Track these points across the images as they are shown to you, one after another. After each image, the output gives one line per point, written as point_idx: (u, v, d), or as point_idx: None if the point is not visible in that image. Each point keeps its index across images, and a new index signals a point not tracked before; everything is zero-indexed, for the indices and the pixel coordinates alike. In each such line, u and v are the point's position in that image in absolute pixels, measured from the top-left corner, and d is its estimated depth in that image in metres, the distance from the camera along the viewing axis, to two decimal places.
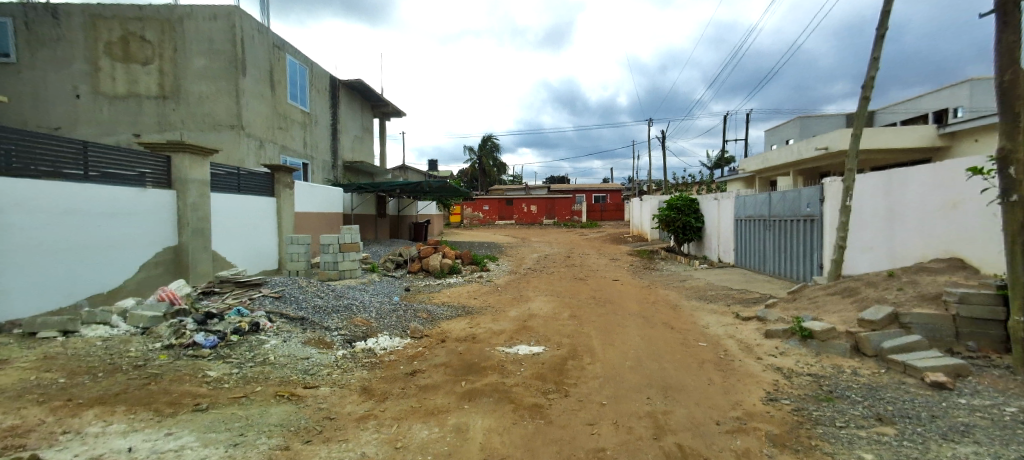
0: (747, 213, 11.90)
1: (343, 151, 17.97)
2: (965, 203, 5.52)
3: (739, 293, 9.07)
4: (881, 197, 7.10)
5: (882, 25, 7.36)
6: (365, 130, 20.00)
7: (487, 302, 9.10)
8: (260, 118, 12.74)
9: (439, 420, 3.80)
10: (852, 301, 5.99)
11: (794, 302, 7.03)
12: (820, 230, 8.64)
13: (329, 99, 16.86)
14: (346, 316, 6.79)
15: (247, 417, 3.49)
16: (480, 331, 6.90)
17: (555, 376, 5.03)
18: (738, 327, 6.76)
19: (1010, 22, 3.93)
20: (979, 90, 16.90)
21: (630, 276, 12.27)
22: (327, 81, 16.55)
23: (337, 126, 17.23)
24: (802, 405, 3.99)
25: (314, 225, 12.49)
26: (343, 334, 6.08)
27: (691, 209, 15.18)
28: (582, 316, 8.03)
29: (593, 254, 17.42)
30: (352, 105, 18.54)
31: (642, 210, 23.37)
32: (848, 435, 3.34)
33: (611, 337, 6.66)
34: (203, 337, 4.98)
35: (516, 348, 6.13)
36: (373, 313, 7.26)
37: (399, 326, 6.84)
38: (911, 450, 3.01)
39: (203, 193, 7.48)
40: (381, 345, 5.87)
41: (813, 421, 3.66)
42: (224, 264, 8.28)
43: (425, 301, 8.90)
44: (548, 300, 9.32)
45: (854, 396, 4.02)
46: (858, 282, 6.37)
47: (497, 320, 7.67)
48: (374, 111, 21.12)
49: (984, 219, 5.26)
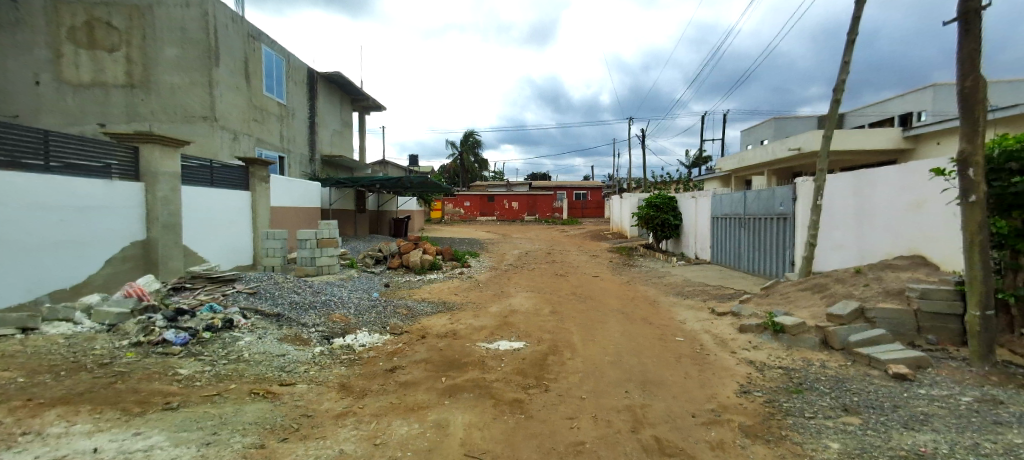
0: (724, 212, 12.17)
1: (321, 145, 17.61)
2: (928, 203, 5.76)
3: (715, 289, 9.28)
4: (851, 197, 7.35)
5: (853, 30, 7.61)
6: (344, 124, 19.64)
7: (468, 298, 9.07)
8: (234, 109, 12.36)
9: (420, 416, 3.78)
10: (821, 297, 6.20)
11: (767, 298, 7.24)
12: (792, 229, 8.91)
13: (307, 92, 16.49)
14: (323, 313, 6.68)
15: (220, 415, 3.41)
16: (460, 328, 6.88)
17: (536, 372, 5.06)
18: (714, 322, 6.92)
19: (971, 30, 4.11)
20: (942, 95, 17.64)
21: (610, 273, 12.43)
22: (304, 73, 16.17)
23: (315, 119, 16.87)
24: (774, 397, 4.12)
25: (291, 220, 12.22)
26: (321, 330, 5.98)
27: (670, 207, 15.44)
28: (563, 311, 8.09)
29: (573, 250, 17.56)
30: (331, 98, 18.18)
31: (622, 208, 23.66)
32: (817, 425, 3.47)
33: (590, 333, 6.74)
34: (173, 334, 4.83)
35: (496, 344, 6.13)
36: (352, 309, 7.16)
37: (378, 322, 6.76)
38: (875, 438, 3.14)
39: (174, 185, 7.23)
40: (360, 342, 5.80)
41: (784, 412, 3.79)
42: (196, 259, 8.03)
43: (405, 297, 8.82)
44: (529, 296, 9.36)
45: (821, 388, 4.17)
46: (827, 278, 6.59)
47: (478, 316, 7.65)
48: (354, 105, 20.76)
49: (945, 218, 5.51)
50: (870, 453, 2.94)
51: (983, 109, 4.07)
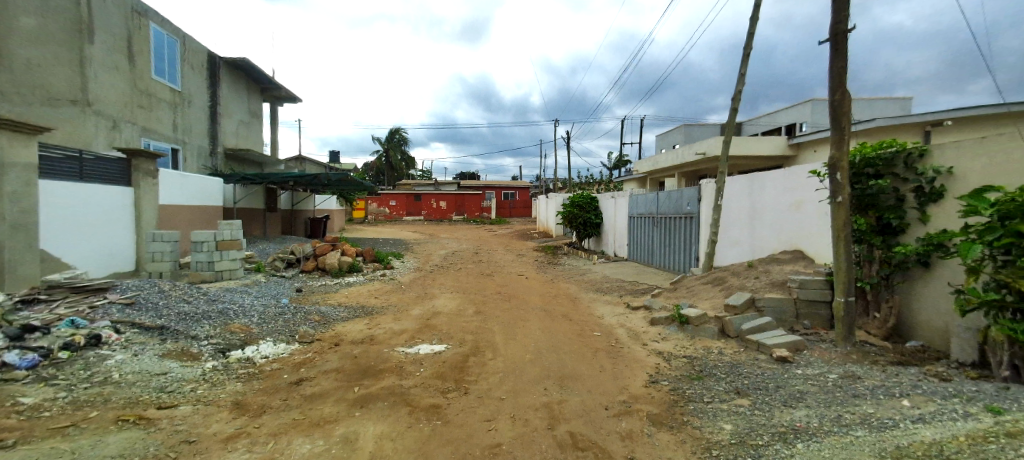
0: (639, 211, 12.90)
1: (225, 137, 15.98)
2: (806, 202, 6.50)
3: (630, 284, 9.79)
4: (745, 197, 8.11)
5: (748, 46, 8.40)
6: (253, 115, 18.01)
7: (389, 301, 8.70)
8: (111, 94, 10.75)
9: (326, 431, 3.50)
10: (720, 289, 6.78)
11: (675, 292, 7.75)
12: (697, 227, 9.65)
13: (207, 78, 14.86)
14: (220, 323, 6.01)
15: (72, 451, 2.89)
16: (379, 333, 6.55)
17: (456, 375, 4.95)
18: (628, 316, 7.28)
19: (841, 50, 4.67)
20: (819, 109, 20.19)
21: (535, 271, 12.63)
22: (204, 57, 14.57)
23: (218, 109, 15.28)
24: (678, 385, 4.39)
25: (186, 220, 10.93)
26: (215, 343, 5.37)
27: (591, 206, 16.10)
28: (486, 312, 8.04)
29: (500, 250, 17.62)
30: (236, 86, 16.56)
31: (548, 208, 24.25)
32: (713, 409, 3.73)
33: (513, 332, 6.76)
34: (17, 356, 4.03)
35: (416, 348, 5.92)
36: (255, 318, 6.53)
37: (285, 331, 6.23)
38: (760, 417, 3.45)
39: (26, 179, 6.10)
40: (262, 353, 5.29)
41: (686, 398, 4.04)
42: (57, 266, 6.85)
43: (319, 303, 8.25)
44: (453, 297, 9.20)
45: (719, 374, 4.52)
46: (726, 272, 7.21)
47: (398, 320, 7.37)
48: (265, 95, 19.14)
49: (818, 216, 6.25)
50: (755, 432, 3.21)
51: (848, 122, 4.65)
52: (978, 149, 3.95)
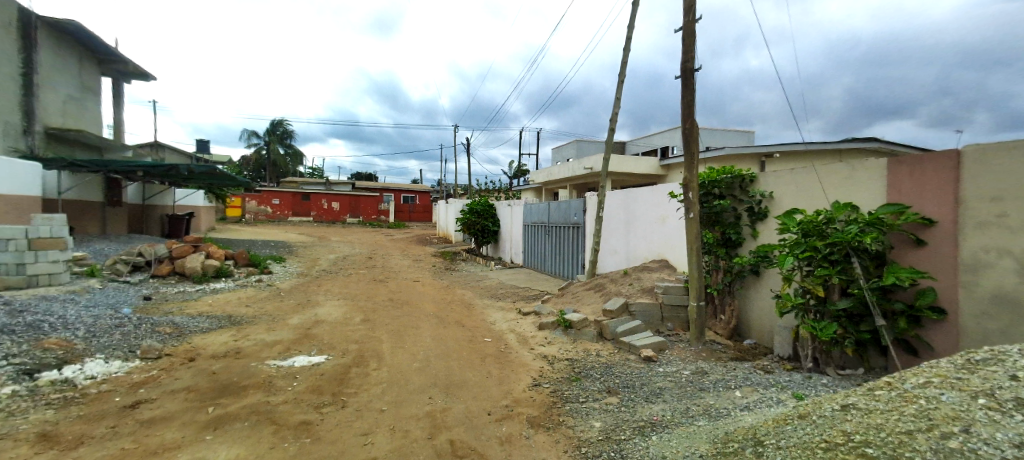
0: (533, 220, 11.62)
1: (49, 115, 11.46)
2: (669, 217, 6.26)
3: (523, 289, 9.12)
4: (622, 210, 7.59)
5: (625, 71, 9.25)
6: (87, 90, 12.93)
7: (263, 310, 7.01)
8: None
9: None
10: (600, 295, 6.46)
11: (562, 297, 7.31)
12: (583, 237, 8.93)
13: (18, 38, 10.57)
14: (26, 340, 4.44)
15: None
16: (246, 345, 5.16)
17: (333, 388, 3.94)
18: (519, 321, 6.56)
19: None
20: None
21: (432, 276, 11.13)
22: (14, 9, 10.42)
23: (36, 78, 10.93)
24: (558, 387, 3.98)
25: None
26: (19, 364, 3.90)
27: (490, 213, 14.30)
28: (376, 319, 6.68)
29: (396, 253, 15.54)
30: (64, 51, 11.96)
31: (447, 214, 22.07)
32: (587, 408, 3.45)
33: (402, 339, 5.66)
34: None
35: (291, 360, 4.70)
36: (80, 332, 4.93)
37: (123, 347, 4.73)
38: (640, 436, 2.83)
39: None
40: (87, 374, 3.93)
41: (564, 399, 3.69)
42: None
43: (173, 314, 6.45)
44: (340, 304, 7.61)
45: (590, 366, 4.42)
46: (606, 278, 6.91)
47: (271, 330, 5.88)
48: (103, 67, 13.90)
49: (679, 232, 6.04)
50: (624, 453, 2.63)
51: (697, 148, 4.57)
52: (791, 179, 4.35)
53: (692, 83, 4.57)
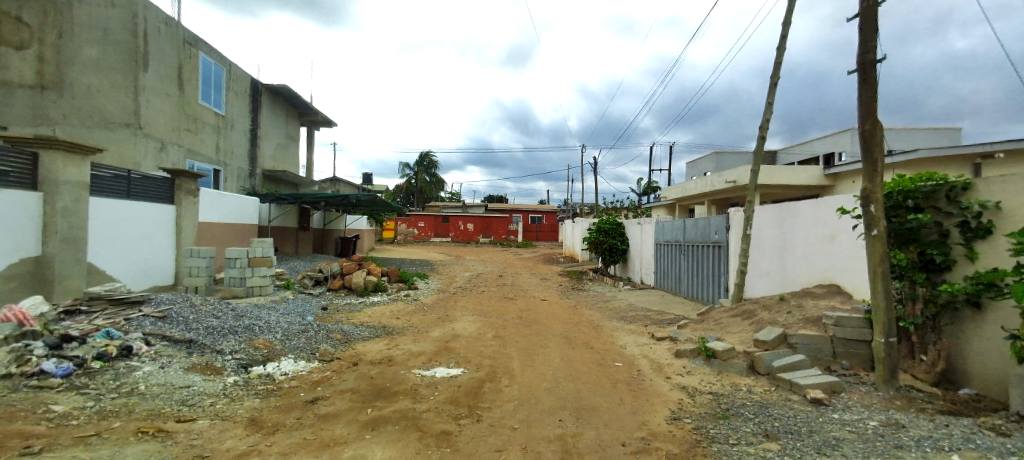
0: (666, 238, 10.91)
1: (265, 160, 14.67)
2: (842, 235, 5.27)
3: (656, 312, 8.55)
4: (776, 228, 6.66)
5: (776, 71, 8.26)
6: (290, 138, 16.25)
7: (410, 322, 7.79)
8: (161, 117, 10.40)
9: (333, 453, 2.94)
10: (749, 322, 5.70)
11: (701, 323, 6.64)
12: (726, 257, 8.05)
13: (249, 103, 13.83)
14: (245, 338, 5.61)
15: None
16: (396, 353, 5.76)
17: (469, 400, 4.14)
18: (652, 347, 6.13)
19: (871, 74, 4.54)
20: None
21: (559, 296, 11.15)
22: (248, 82, 13.69)
23: (258, 132, 14.11)
24: (702, 424, 3.57)
25: (221, 237, 9.88)
26: (238, 358, 4.94)
27: (618, 232, 13.89)
28: (507, 336, 6.89)
29: (524, 272, 16.01)
30: (277, 110, 15.24)
31: (574, 233, 22.04)
32: (738, 452, 3.01)
33: (532, 358, 5.73)
34: (54, 363, 3.80)
35: (433, 370, 5.09)
36: (279, 334, 6.07)
37: (306, 348, 5.66)
38: None
39: (79, 196, 6.12)
40: (282, 370, 4.78)
41: (709, 438, 3.28)
42: (100, 278, 6.60)
43: (342, 322, 7.56)
44: (474, 320, 8.06)
45: (741, 403, 3.88)
46: (756, 304, 6.08)
47: (417, 341, 6.47)
48: (301, 119, 17.38)
49: (856, 252, 5.02)
50: None
51: (882, 152, 3.79)
52: None
53: (872, 76, 3.84)
